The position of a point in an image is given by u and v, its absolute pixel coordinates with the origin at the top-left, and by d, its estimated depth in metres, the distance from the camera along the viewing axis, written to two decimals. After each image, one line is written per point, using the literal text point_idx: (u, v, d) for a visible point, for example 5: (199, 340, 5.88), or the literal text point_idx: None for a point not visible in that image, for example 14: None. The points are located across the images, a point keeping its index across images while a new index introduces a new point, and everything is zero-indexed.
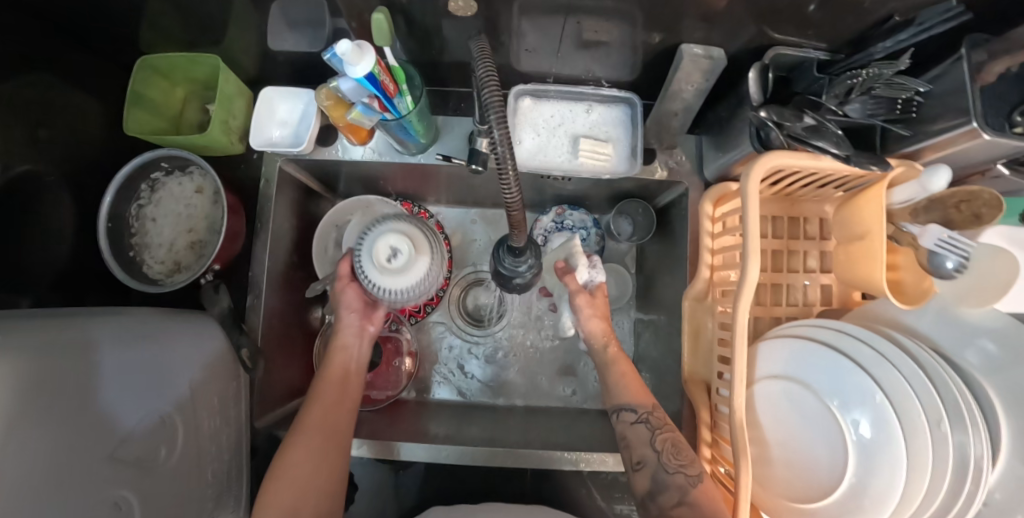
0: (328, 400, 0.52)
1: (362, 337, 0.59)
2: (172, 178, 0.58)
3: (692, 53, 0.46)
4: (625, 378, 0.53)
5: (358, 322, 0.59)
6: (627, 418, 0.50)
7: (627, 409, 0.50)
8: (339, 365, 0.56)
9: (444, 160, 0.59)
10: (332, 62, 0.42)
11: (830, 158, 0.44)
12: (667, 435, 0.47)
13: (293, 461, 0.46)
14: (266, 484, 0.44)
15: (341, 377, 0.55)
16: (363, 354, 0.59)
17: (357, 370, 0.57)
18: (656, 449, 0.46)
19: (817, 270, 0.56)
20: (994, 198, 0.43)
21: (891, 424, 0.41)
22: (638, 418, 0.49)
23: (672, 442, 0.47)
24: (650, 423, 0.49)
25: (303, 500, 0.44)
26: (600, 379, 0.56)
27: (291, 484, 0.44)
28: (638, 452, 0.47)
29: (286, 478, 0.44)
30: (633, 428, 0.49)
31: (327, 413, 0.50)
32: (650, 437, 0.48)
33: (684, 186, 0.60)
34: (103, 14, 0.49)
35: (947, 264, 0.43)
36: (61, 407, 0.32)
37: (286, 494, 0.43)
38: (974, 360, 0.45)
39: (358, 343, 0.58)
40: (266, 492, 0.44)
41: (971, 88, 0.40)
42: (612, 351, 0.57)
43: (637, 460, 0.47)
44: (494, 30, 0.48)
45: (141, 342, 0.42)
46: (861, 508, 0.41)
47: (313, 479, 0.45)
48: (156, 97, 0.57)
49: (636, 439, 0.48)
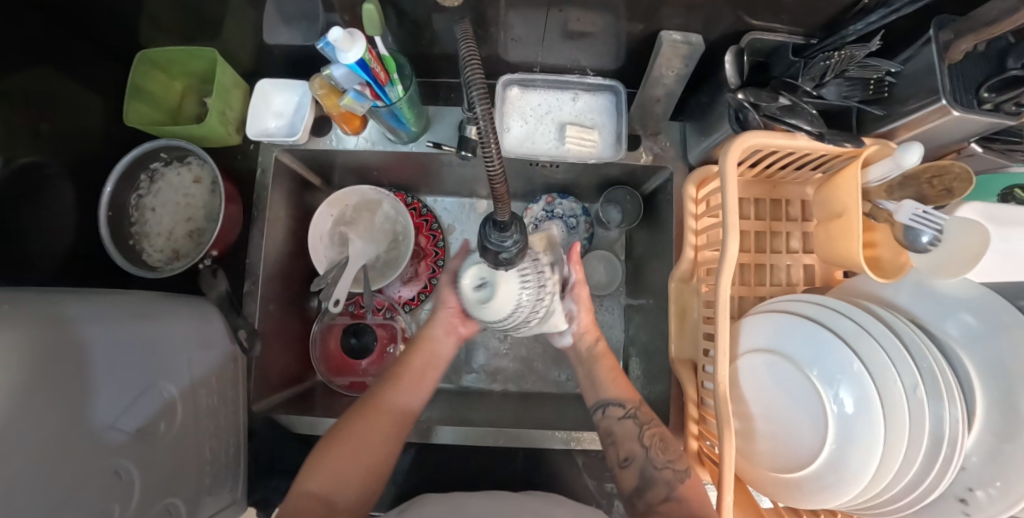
0: (405, 390, 0.54)
1: (451, 335, 0.58)
2: (171, 168, 0.60)
3: (672, 39, 0.48)
4: (613, 374, 0.56)
5: (450, 319, 0.57)
6: (614, 413, 0.53)
7: (613, 404, 0.54)
8: (426, 354, 0.57)
9: (433, 148, 0.61)
10: (324, 51, 0.44)
11: (803, 135, 0.46)
12: (655, 431, 0.51)
13: (356, 435, 0.49)
14: (324, 446, 0.49)
15: (421, 370, 0.56)
16: (445, 353, 0.57)
17: (437, 365, 0.57)
18: (644, 446, 0.50)
19: (800, 251, 0.58)
20: (964, 171, 0.44)
21: (870, 390, 0.43)
22: (626, 413, 0.53)
23: (659, 437, 0.50)
24: (638, 418, 0.52)
25: (354, 474, 0.47)
26: (588, 375, 0.58)
27: (345, 454, 0.48)
28: (626, 448, 0.50)
29: (343, 449, 0.48)
30: (621, 423, 0.52)
31: (396, 401, 0.53)
32: (639, 433, 0.51)
33: (669, 171, 0.62)
34: (105, 8, 0.51)
35: (922, 237, 0.44)
36: (65, 381, 0.34)
37: (339, 462, 0.47)
38: (955, 333, 0.47)
39: (448, 341, 0.58)
40: (322, 452, 0.48)
41: (940, 68, 0.40)
42: (600, 346, 0.58)
43: (625, 457, 0.50)
44: (482, 22, 0.50)
45: (143, 321, 0.44)
46: (843, 476, 0.43)
47: (366, 456, 0.48)
48: (156, 90, 0.59)
49: (624, 435, 0.51)
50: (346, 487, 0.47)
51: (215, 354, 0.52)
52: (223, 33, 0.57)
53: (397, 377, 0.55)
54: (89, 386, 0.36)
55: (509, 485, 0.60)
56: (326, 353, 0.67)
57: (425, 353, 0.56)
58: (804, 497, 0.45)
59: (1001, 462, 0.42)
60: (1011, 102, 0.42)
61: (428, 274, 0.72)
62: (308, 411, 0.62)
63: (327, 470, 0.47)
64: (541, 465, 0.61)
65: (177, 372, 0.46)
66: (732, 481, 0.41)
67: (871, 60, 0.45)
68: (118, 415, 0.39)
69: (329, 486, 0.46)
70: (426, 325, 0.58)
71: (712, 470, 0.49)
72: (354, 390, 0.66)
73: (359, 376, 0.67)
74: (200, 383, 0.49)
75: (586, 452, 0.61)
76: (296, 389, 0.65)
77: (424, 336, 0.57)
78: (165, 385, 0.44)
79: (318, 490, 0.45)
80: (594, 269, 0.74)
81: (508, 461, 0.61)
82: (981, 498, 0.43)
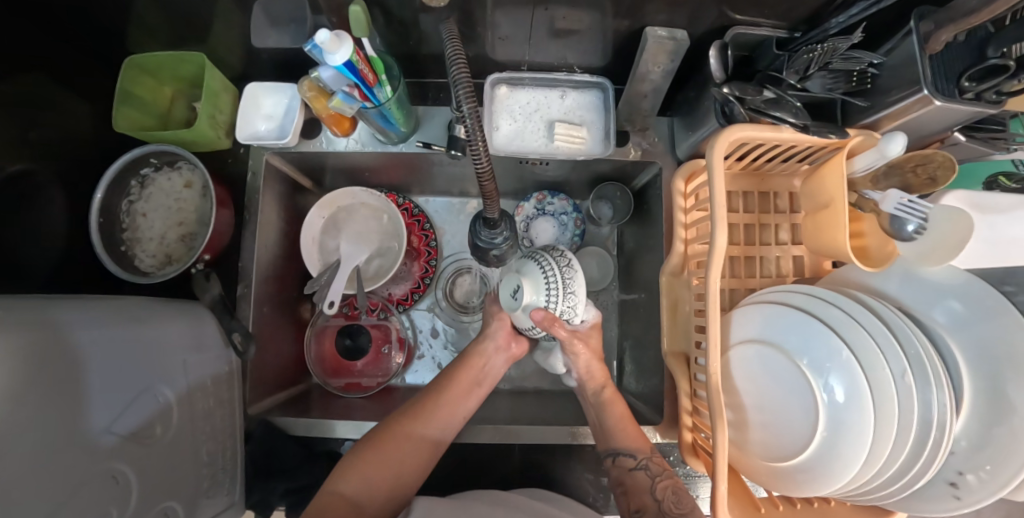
0: (448, 407, 0.54)
1: (501, 353, 0.59)
2: (161, 173, 0.60)
3: (657, 34, 0.48)
4: (623, 420, 0.54)
5: (504, 337, 0.59)
6: (625, 463, 0.51)
7: (624, 454, 0.51)
8: (474, 369, 0.58)
9: (423, 147, 0.61)
10: (313, 52, 0.44)
11: (788, 127, 0.46)
12: (668, 484, 0.48)
13: (398, 444, 0.50)
14: (362, 447, 0.50)
15: (468, 385, 0.57)
16: (495, 370, 0.59)
17: (483, 382, 0.58)
18: (658, 498, 0.47)
19: (788, 242, 0.59)
20: (948, 160, 0.46)
21: (860, 378, 0.43)
22: (637, 464, 0.51)
23: (672, 490, 0.48)
24: (650, 470, 0.50)
25: (383, 480, 0.47)
26: (595, 416, 0.56)
27: (380, 457, 0.48)
28: (638, 501, 0.48)
29: (380, 449, 0.49)
30: (631, 474, 0.50)
31: (438, 414, 0.53)
32: (651, 486, 0.49)
33: (658, 166, 0.63)
34: (93, 12, 0.51)
35: (908, 226, 0.45)
36: (61, 383, 0.34)
37: (372, 465, 0.48)
38: (941, 319, 0.48)
39: (495, 358, 0.59)
40: (357, 454, 0.49)
41: (921, 58, 0.41)
42: (608, 392, 0.56)
43: (636, 509, 0.47)
44: (469, 21, 0.50)
45: (138, 326, 0.44)
46: (834, 462, 0.43)
47: (397, 465, 0.49)
48: (146, 96, 0.59)
49: (636, 485, 0.49)
50: (374, 494, 0.46)
51: (209, 358, 0.53)
52: (211, 35, 0.57)
53: (444, 389, 0.56)
54: (85, 389, 0.36)
55: (505, 484, 0.60)
56: (321, 356, 0.67)
57: (474, 368, 0.58)
58: (799, 486, 0.45)
59: (989, 446, 0.43)
60: (991, 90, 0.42)
61: (421, 274, 0.72)
62: (303, 413, 0.62)
63: (359, 472, 0.47)
64: (539, 462, 0.61)
65: (172, 376, 0.47)
66: (725, 471, 0.42)
67: (854, 53, 0.45)
68: (114, 418, 0.39)
69: (359, 489, 0.46)
70: (479, 341, 0.59)
71: (706, 462, 0.49)
72: (350, 391, 0.66)
73: (354, 377, 0.67)
74: (194, 388, 0.49)
75: (584, 449, 0.61)
76: (292, 391, 0.66)
77: (474, 351, 0.58)
78: (159, 389, 0.45)
79: (348, 492, 0.45)
80: (586, 265, 0.74)
81: (505, 459, 0.61)
82: (971, 482, 0.44)
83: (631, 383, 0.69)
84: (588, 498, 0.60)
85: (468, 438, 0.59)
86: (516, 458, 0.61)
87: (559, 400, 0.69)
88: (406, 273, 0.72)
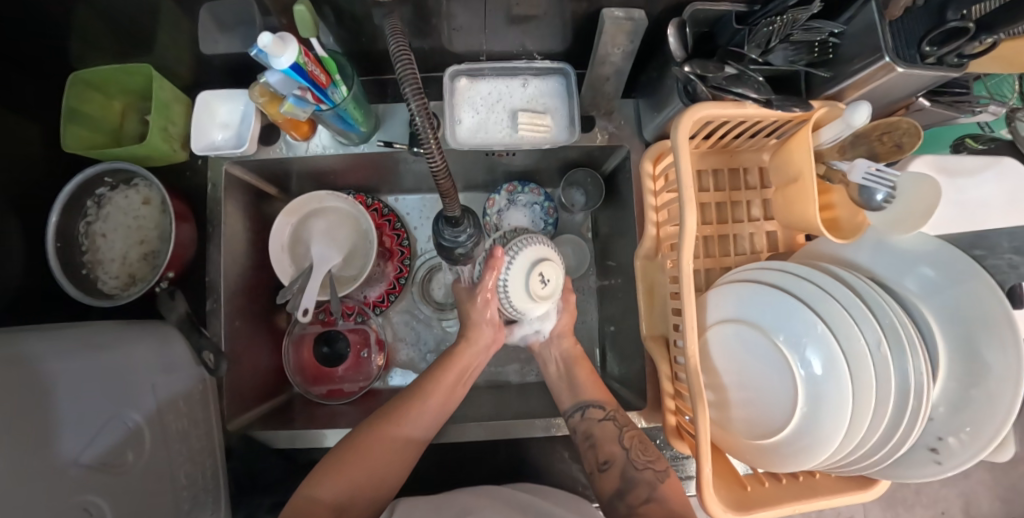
0: (434, 406, 0.53)
1: (487, 349, 0.58)
2: (117, 192, 0.58)
3: (614, 16, 0.46)
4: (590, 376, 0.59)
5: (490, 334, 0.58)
6: (594, 415, 0.55)
7: (593, 406, 0.56)
8: (461, 366, 0.57)
9: (385, 147, 0.60)
10: (259, 57, 0.42)
11: (751, 103, 0.45)
12: (633, 434, 0.53)
13: (377, 444, 0.49)
14: (343, 448, 0.49)
15: (455, 380, 0.56)
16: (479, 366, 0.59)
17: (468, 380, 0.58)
18: (625, 448, 0.52)
19: (761, 218, 0.58)
20: (912, 127, 0.43)
21: (835, 351, 0.43)
22: (605, 415, 0.55)
23: (637, 440, 0.53)
24: (616, 421, 0.55)
25: (362, 484, 0.47)
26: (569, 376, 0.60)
27: (357, 466, 0.47)
28: (606, 452, 0.52)
29: (363, 451, 0.48)
30: (600, 425, 0.54)
31: (421, 412, 0.53)
32: (618, 435, 0.53)
33: (626, 149, 0.62)
34: (34, 28, 0.49)
35: (877, 196, 0.43)
36: (13, 421, 0.33)
37: (357, 470, 0.47)
38: (913, 287, 0.48)
39: (479, 354, 0.58)
40: (338, 458, 0.48)
41: (881, 25, 0.40)
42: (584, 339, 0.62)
43: (604, 460, 0.51)
44: (423, 15, 0.49)
45: (93, 353, 0.43)
46: (813, 436, 0.43)
47: (379, 470, 0.48)
48: (94, 112, 0.57)
49: (603, 436, 0.53)
50: (354, 497, 0.46)
51: (179, 378, 0.51)
52: (156, 44, 0.55)
53: (429, 392, 0.54)
54: (39, 422, 0.35)
55: (494, 479, 0.61)
56: (300, 364, 0.67)
57: (460, 365, 0.57)
58: (781, 462, 0.45)
59: (968, 407, 0.43)
60: (952, 54, 0.41)
61: (396, 275, 0.71)
62: (287, 425, 0.61)
63: (340, 480, 0.46)
64: (525, 456, 0.61)
65: (139, 400, 0.45)
66: (708, 452, 0.41)
67: (814, 22, 0.43)
68: (82, 448, 0.38)
69: (341, 497, 0.45)
70: (462, 344, 0.57)
71: (691, 443, 0.49)
72: (332, 397, 0.65)
73: (336, 383, 0.67)
74: (165, 409, 0.48)
75: (570, 438, 0.61)
76: (273, 404, 0.64)
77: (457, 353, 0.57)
78: (127, 414, 0.44)
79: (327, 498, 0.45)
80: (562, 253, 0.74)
81: (492, 455, 0.61)
82: (952, 445, 0.44)
83: (615, 368, 0.70)
84: (578, 488, 0.60)
85: (456, 437, 0.59)
86: (503, 451, 0.61)
87: (543, 390, 0.69)
88: (380, 276, 0.71)
